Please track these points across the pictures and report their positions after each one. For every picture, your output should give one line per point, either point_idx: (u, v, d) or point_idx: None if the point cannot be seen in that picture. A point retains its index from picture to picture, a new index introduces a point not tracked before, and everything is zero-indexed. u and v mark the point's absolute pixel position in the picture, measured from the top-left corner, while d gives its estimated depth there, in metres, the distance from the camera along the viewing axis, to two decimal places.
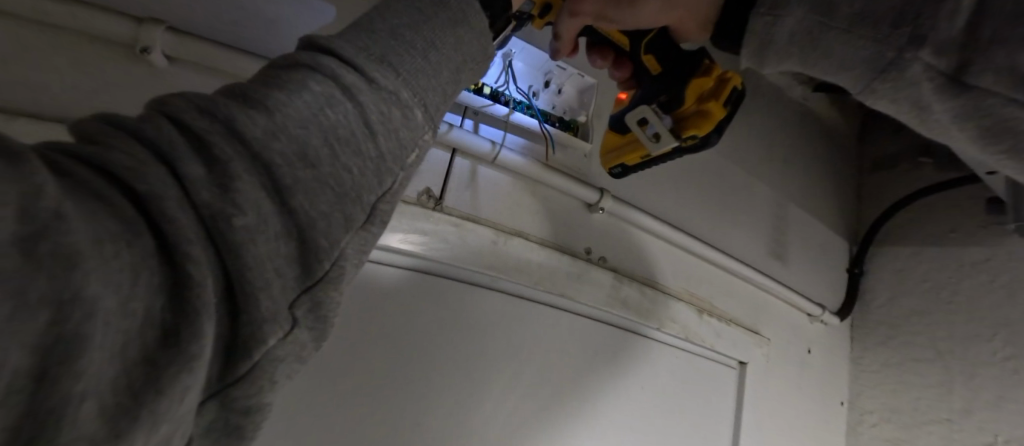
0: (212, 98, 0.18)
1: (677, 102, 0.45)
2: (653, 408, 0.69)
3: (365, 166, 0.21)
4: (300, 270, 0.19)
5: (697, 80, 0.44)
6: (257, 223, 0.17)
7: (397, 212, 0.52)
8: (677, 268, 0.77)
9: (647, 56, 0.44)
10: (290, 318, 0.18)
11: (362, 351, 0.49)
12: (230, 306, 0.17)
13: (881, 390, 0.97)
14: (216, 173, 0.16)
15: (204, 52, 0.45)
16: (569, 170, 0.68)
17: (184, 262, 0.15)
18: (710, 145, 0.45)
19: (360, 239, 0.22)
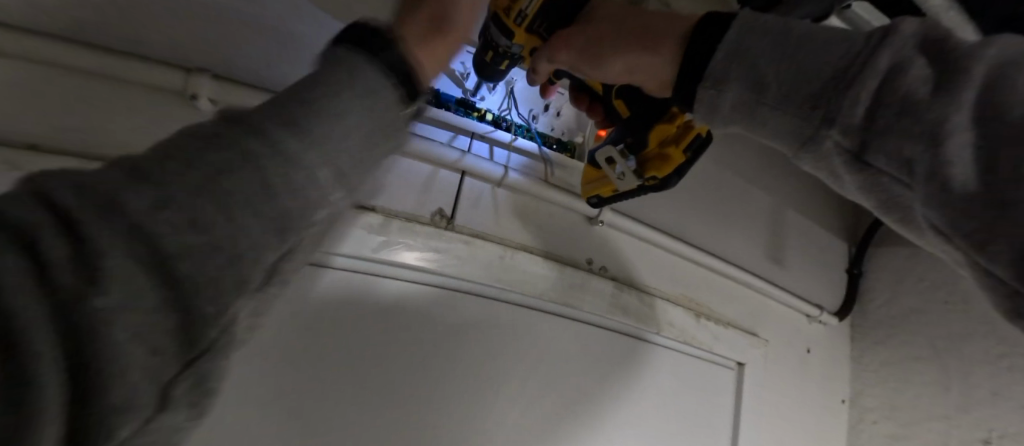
0: (131, 165, 0.19)
1: (641, 145, 0.52)
2: (654, 408, 0.74)
3: (262, 228, 0.20)
4: (176, 342, 0.17)
5: (662, 126, 0.51)
6: (133, 291, 0.16)
7: (413, 231, 0.57)
8: (675, 274, 0.82)
9: (618, 101, 0.53)
10: (156, 399, 0.17)
11: (383, 359, 0.54)
12: (75, 399, 0.14)
13: (881, 388, 1.00)
14: (89, 243, 0.15)
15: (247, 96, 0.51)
16: (570, 186, 0.72)
17: (26, 333, 0.13)
18: (668, 185, 0.52)
19: (251, 305, 0.21)
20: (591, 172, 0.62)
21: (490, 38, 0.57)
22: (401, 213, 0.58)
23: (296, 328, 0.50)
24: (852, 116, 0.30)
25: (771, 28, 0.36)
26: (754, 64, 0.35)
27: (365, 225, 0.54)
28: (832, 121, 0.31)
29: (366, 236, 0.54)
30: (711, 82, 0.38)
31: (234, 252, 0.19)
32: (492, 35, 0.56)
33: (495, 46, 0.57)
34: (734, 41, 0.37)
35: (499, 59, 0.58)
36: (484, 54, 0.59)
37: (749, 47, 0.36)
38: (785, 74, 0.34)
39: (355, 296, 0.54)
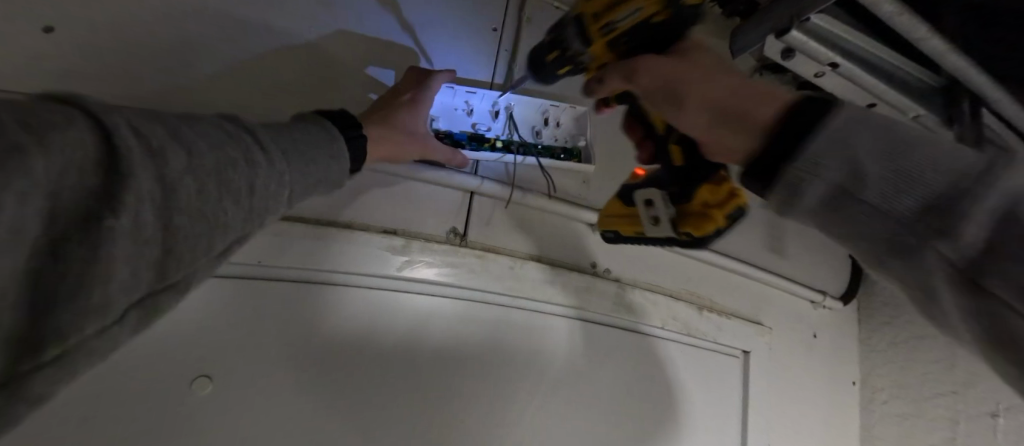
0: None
1: (688, 199, 0.59)
2: (666, 396, 0.79)
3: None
4: None
5: (709, 189, 0.57)
6: None
7: (432, 250, 0.65)
8: (678, 270, 0.88)
9: (676, 149, 0.61)
10: None
11: (414, 364, 0.61)
12: None
13: (890, 368, 1.03)
14: None
15: None
16: (571, 196, 0.80)
17: None
18: (699, 243, 0.57)
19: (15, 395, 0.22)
20: (619, 210, 0.67)
21: (557, 43, 0.63)
22: (420, 233, 0.66)
23: (334, 341, 0.57)
24: (975, 235, 0.27)
25: (880, 122, 0.33)
26: (857, 154, 0.32)
27: (388, 246, 0.62)
28: (947, 232, 0.28)
29: (389, 257, 0.62)
30: (800, 168, 0.34)
31: (149, 240, 0.27)
32: (560, 42, 0.63)
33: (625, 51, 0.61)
34: (839, 130, 0.33)
35: (554, 59, 0.65)
36: (547, 54, 0.65)
37: (851, 136, 0.33)
38: (890, 173, 0.31)
39: (382, 310, 0.61)
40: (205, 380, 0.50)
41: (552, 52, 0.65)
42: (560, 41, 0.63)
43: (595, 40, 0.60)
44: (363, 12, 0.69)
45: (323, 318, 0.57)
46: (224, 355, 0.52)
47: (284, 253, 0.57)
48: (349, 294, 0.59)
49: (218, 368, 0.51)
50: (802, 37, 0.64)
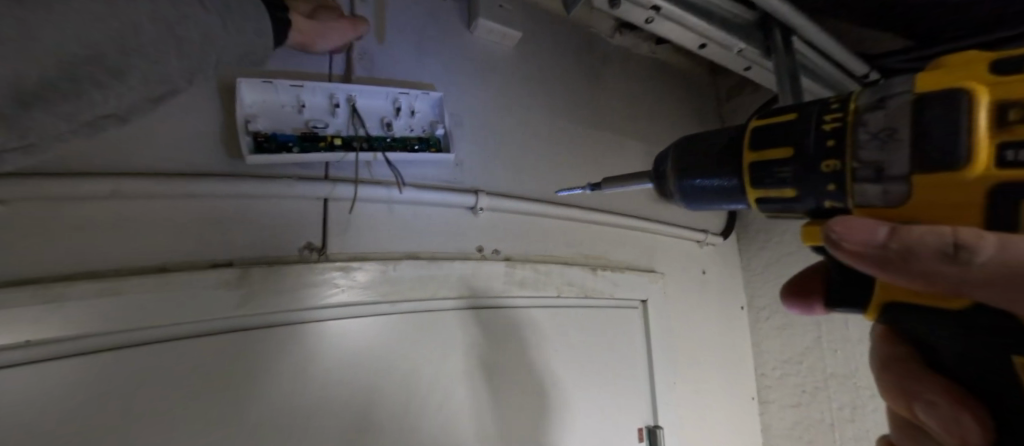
0: None
1: None
2: (571, 363, 0.80)
3: None
4: None
5: None
6: None
7: (287, 273, 0.56)
8: (567, 237, 0.88)
9: None
10: None
11: (285, 411, 0.53)
12: None
13: (769, 286, 1.15)
14: None
15: (52, 189, 0.45)
16: (444, 183, 0.75)
17: None
18: None
19: None
20: None
21: (799, 136, 0.38)
22: (265, 258, 0.57)
23: (163, 411, 0.47)
24: None
25: None
26: None
27: (223, 284, 0.52)
28: None
29: (227, 294, 0.52)
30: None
31: None
32: (808, 135, 0.38)
33: (913, 161, 0.31)
34: None
35: (793, 164, 0.38)
36: (767, 151, 0.40)
37: None
38: None
39: (231, 357, 0.52)
40: None
41: (772, 154, 0.40)
42: (816, 131, 0.37)
43: (974, 124, 0.28)
44: None
45: (143, 388, 0.47)
46: None
47: (64, 320, 0.43)
48: (176, 350, 0.49)
49: None
50: None
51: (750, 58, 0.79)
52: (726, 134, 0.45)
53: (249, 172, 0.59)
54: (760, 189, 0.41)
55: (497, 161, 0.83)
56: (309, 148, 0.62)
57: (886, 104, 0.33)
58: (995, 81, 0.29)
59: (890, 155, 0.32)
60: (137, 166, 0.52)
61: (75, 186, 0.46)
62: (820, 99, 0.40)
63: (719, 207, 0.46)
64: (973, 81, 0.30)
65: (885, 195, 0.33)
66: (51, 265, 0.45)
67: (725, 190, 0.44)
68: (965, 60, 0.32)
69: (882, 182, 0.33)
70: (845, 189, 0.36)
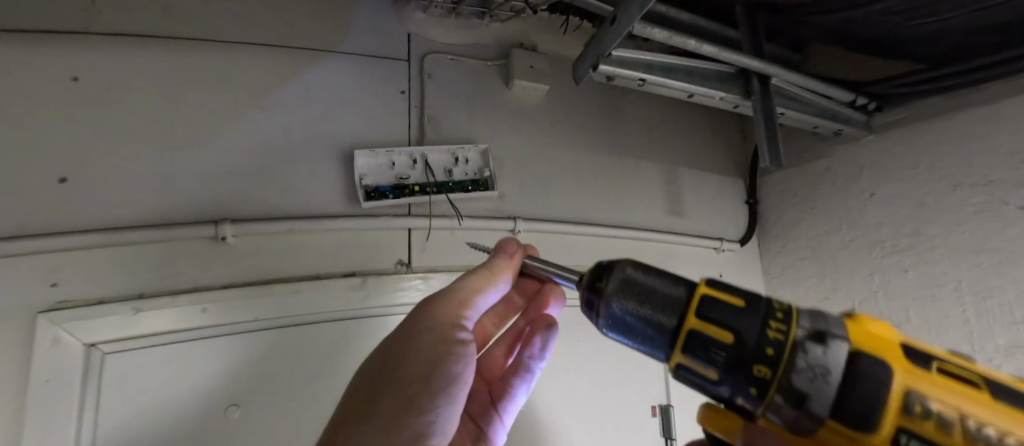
0: None
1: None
2: (592, 349, 1.02)
3: None
4: None
5: None
6: None
7: (386, 281, 0.86)
8: (591, 249, 1.10)
9: None
10: None
11: None
12: None
13: (786, 287, 1.28)
14: None
15: (258, 228, 0.80)
16: (492, 211, 1.01)
17: None
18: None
19: None
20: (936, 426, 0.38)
21: (741, 329, 0.43)
22: (374, 269, 0.88)
23: (322, 366, 0.80)
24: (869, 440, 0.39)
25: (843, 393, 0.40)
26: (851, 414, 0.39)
27: (352, 287, 0.83)
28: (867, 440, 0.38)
29: (352, 294, 0.83)
30: None
31: None
32: (748, 331, 0.43)
33: (830, 415, 0.40)
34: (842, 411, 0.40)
35: (727, 350, 0.43)
36: (710, 328, 0.44)
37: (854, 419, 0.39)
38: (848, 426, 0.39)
39: (355, 335, 0.84)
40: (234, 408, 0.73)
41: (713, 332, 0.44)
42: (759, 334, 0.43)
43: (885, 409, 0.39)
44: (288, 115, 0.91)
45: (307, 350, 0.80)
46: (244, 389, 0.75)
47: (274, 307, 0.78)
48: (326, 327, 0.82)
49: (241, 398, 0.74)
50: (611, 67, 0.83)
51: (733, 101, 0.95)
52: (674, 285, 0.49)
53: (361, 213, 0.89)
54: (684, 354, 0.45)
55: (533, 192, 1.08)
56: (398, 194, 0.91)
57: (824, 350, 0.41)
58: (915, 367, 0.41)
59: (815, 390, 0.40)
60: (298, 211, 0.86)
61: (268, 225, 0.80)
62: (761, 295, 0.46)
63: (630, 344, 0.50)
64: (895, 362, 0.41)
65: (793, 423, 0.41)
66: (260, 273, 0.80)
67: (652, 338, 0.48)
68: (885, 334, 0.45)
69: (800, 411, 0.41)
70: (762, 394, 0.42)
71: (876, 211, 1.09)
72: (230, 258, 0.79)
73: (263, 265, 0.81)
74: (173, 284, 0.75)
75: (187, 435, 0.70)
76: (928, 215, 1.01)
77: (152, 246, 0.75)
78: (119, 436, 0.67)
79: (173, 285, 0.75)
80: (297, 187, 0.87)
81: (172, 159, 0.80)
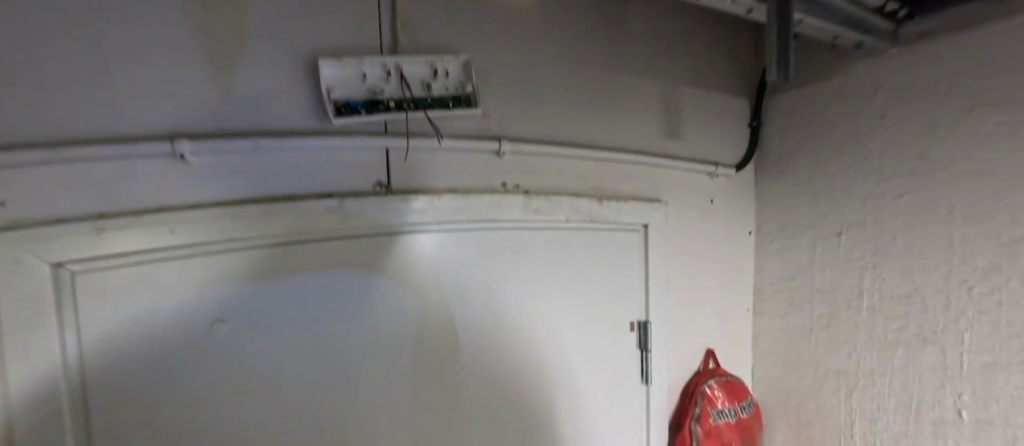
0: None
1: None
2: (573, 271, 1.04)
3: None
4: None
5: None
6: None
7: (364, 202, 0.83)
8: (580, 172, 1.06)
9: None
10: None
11: (376, 295, 0.85)
12: None
13: (776, 213, 1.26)
14: None
15: (221, 146, 0.73)
16: (475, 131, 0.95)
17: None
18: None
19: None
20: None
21: None
22: (350, 191, 0.84)
23: (305, 285, 0.80)
24: None
25: None
26: None
27: (329, 208, 0.81)
28: None
29: (330, 215, 0.81)
30: None
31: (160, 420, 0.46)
32: None
33: None
34: None
35: None
36: None
37: None
38: None
39: (337, 257, 0.82)
40: (220, 324, 0.74)
41: None
42: None
43: None
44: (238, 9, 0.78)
45: (290, 271, 0.79)
46: (229, 308, 0.74)
47: (249, 227, 0.75)
48: (304, 249, 0.80)
49: (227, 316, 0.74)
50: None
51: (747, 4, 0.84)
52: None
53: (333, 130, 0.83)
54: None
55: (520, 110, 1.01)
56: (371, 111, 0.84)
57: None
58: None
59: None
60: (262, 128, 0.79)
61: (233, 143, 0.74)
62: None
63: None
64: None
65: None
66: (227, 193, 0.76)
67: None
68: None
69: None
70: None
71: (883, 134, 1.04)
72: (191, 176, 0.73)
73: (230, 186, 0.76)
74: (127, 205, 0.69)
75: (180, 353, 0.71)
76: (937, 136, 0.95)
77: (93, 163, 0.67)
78: (105, 358, 0.66)
79: (128, 206, 0.69)
80: (257, 100, 0.78)
81: (105, 55, 0.67)
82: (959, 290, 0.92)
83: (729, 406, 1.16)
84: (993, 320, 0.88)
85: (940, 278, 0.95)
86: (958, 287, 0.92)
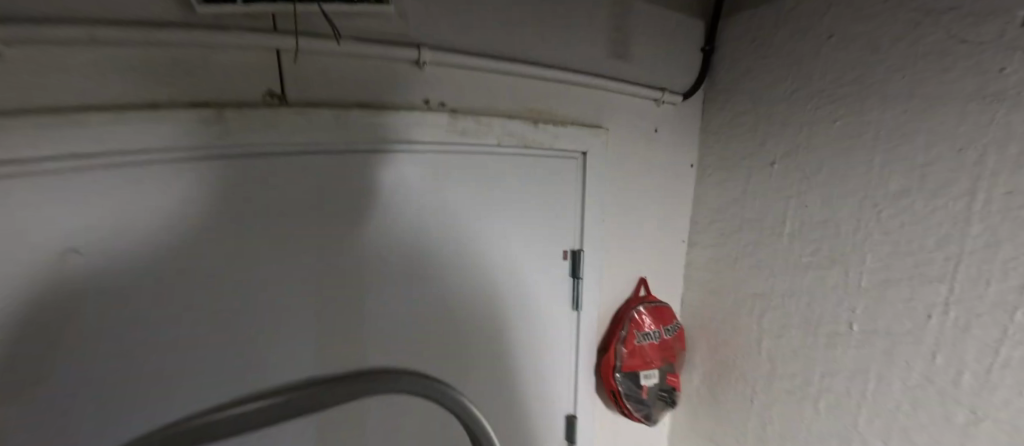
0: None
1: None
2: (510, 199, 0.97)
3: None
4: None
5: None
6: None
7: (248, 115, 0.66)
8: (515, 92, 0.96)
9: None
10: None
11: (280, 227, 0.71)
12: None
13: (717, 145, 1.23)
14: None
15: (42, 32, 0.55)
16: (388, 35, 0.81)
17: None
18: None
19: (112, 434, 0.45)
20: None
21: None
22: (233, 101, 0.70)
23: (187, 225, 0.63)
24: None
25: None
26: None
27: (202, 121, 0.63)
28: None
29: (206, 127, 0.63)
30: None
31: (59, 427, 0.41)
32: None
33: None
34: None
35: None
36: None
37: None
38: None
39: (222, 181, 0.66)
40: (72, 255, 0.56)
41: None
42: None
43: None
44: None
45: (164, 195, 0.61)
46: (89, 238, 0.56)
47: (95, 138, 0.56)
48: (172, 169, 0.62)
49: (82, 248, 0.56)
50: None
51: None
52: None
53: (201, 22, 0.66)
54: None
55: (444, 14, 0.86)
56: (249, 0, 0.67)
57: None
58: None
59: None
60: (98, 12, 0.60)
61: (62, 30, 0.56)
62: None
63: None
64: None
65: None
66: (63, 97, 0.58)
67: None
68: None
69: None
70: None
71: (829, 58, 0.99)
72: (6, 73, 0.55)
73: (65, 88, 0.59)
74: None
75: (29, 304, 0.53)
76: (878, 58, 0.91)
77: None
78: None
79: None
80: None
81: None
82: (872, 216, 0.93)
83: (655, 329, 1.19)
84: (894, 239, 0.91)
85: (856, 200, 0.96)
86: (869, 210, 0.94)
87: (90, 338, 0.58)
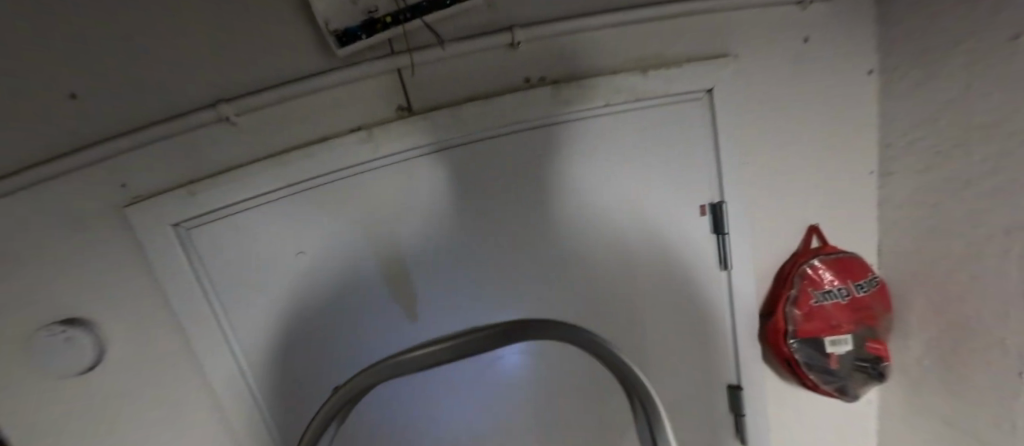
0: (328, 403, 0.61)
1: None
2: (637, 158, 0.92)
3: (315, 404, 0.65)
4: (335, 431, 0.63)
5: None
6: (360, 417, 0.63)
7: (389, 132, 0.83)
8: (616, 43, 0.90)
9: None
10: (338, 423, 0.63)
11: (425, 217, 0.87)
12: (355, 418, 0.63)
13: (910, 35, 0.91)
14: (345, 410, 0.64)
15: (253, 101, 0.80)
16: (481, 26, 0.87)
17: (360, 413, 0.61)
18: None
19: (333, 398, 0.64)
20: None
21: None
22: (375, 120, 0.86)
23: (363, 219, 0.85)
24: None
25: None
26: None
27: (359, 141, 0.83)
28: None
29: (364, 149, 0.83)
30: None
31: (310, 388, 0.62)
32: None
33: None
34: None
35: None
36: None
37: None
38: None
39: (381, 187, 0.85)
40: (303, 254, 0.85)
41: None
42: None
43: None
44: None
45: (345, 204, 0.85)
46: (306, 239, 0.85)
47: (296, 172, 0.82)
48: (345, 184, 0.84)
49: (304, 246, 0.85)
50: None
51: None
52: None
53: (343, 63, 0.83)
54: None
55: None
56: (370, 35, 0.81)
57: None
58: None
59: None
60: (277, 76, 0.82)
61: (262, 97, 0.80)
62: None
63: None
64: None
65: None
66: (275, 144, 0.84)
67: None
68: None
69: None
70: None
71: None
72: (243, 135, 0.83)
73: (274, 136, 0.84)
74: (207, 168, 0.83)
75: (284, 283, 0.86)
76: None
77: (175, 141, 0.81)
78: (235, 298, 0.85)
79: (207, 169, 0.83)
80: (269, 51, 0.81)
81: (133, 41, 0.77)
82: None
83: (839, 286, 0.96)
84: None
85: None
86: None
87: (316, 303, 0.86)
